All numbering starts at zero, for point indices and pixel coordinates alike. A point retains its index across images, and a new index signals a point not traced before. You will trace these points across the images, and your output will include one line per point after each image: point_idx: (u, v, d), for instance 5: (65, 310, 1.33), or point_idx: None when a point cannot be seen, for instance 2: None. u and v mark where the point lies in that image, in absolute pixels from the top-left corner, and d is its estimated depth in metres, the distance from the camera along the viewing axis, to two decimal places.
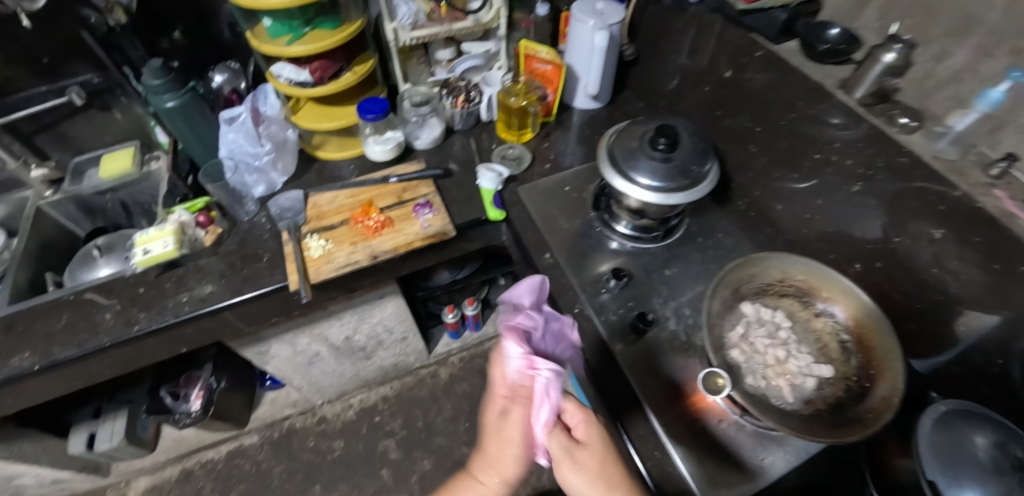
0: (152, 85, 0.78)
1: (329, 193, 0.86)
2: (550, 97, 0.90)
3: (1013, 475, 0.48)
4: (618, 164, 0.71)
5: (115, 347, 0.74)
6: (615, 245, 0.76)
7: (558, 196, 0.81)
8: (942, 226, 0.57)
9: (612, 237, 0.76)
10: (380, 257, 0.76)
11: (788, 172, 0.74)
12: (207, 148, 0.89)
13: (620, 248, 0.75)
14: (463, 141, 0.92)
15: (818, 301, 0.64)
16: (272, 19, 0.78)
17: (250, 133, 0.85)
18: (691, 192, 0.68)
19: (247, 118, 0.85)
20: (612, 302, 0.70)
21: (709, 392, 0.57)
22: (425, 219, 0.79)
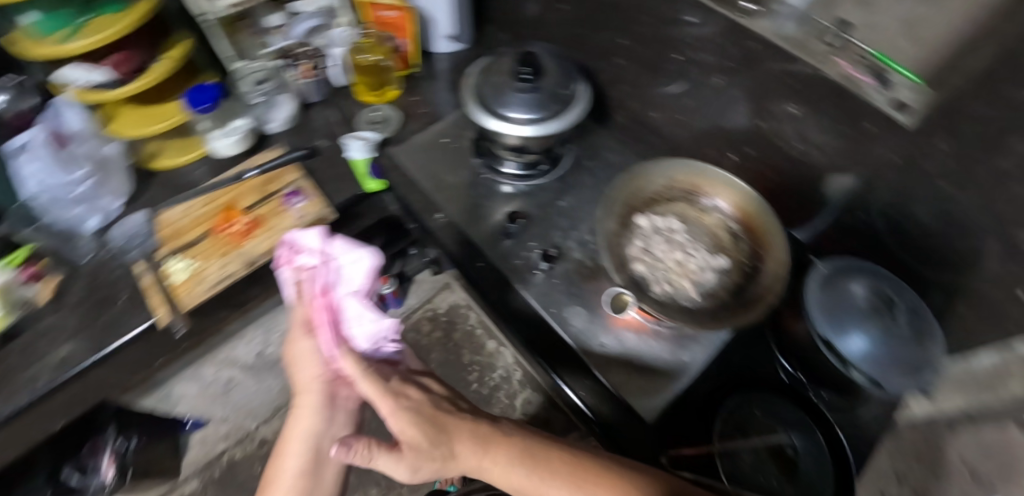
0: None
1: (180, 206, 0.74)
2: (405, 47, 0.83)
3: (886, 314, 0.55)
4: (489, 105, 0.66)
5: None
6: (510, 189, 0.74)
7: (437, 151, 0.77)
8: (798, 102, 0.61)
9: (503, 182, 0.74)
10: (258, 262, 0.69)
11: (657, 78, 0.74)
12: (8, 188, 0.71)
13: (514, 191, 0.74)
14: (325, 112, 0.83)
15: (703, 198, 0.65)
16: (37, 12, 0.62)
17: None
18: (567, 117, 0.65)
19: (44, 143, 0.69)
20: (516, 246, 0.68)
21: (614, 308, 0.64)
22: (299, 209, 0.71)
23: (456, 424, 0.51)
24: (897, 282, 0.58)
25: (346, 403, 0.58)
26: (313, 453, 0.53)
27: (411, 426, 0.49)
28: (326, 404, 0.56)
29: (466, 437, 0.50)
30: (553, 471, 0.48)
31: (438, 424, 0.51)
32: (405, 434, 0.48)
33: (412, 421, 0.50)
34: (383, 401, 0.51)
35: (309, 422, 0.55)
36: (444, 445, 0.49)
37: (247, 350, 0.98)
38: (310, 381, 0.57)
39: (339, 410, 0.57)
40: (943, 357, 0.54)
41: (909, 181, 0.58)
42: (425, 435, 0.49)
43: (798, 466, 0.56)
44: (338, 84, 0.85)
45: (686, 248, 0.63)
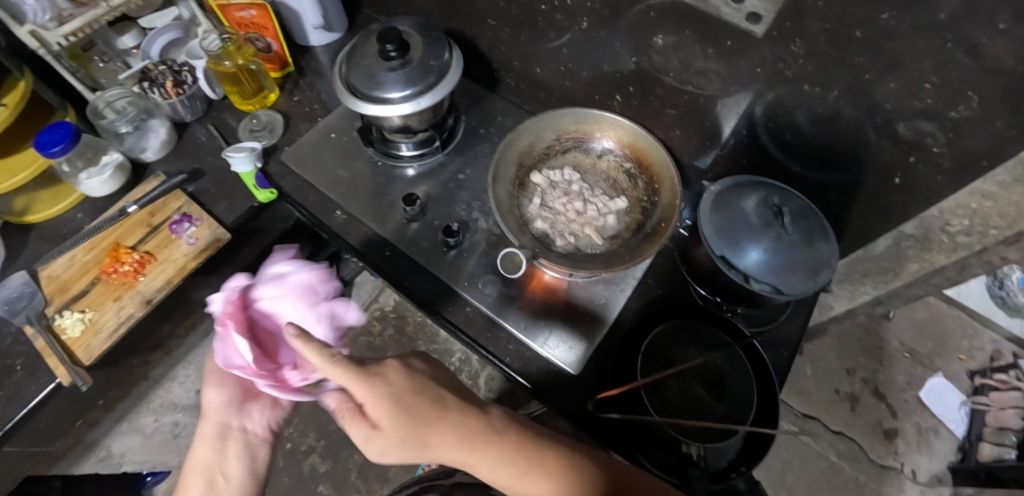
0: None
1: (63, 257, 0.69)
2: (274, 46, 0.79)
3: (776, 222, 0.56)
4: (361, 91, 0.64)
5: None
6: (414, 170, 0.73)
7: (328, 148, 0.75)
8: (662, 31, 0.61)
9: (404, 166, 0.73)
10: (155, 298, 0.65)
11: (532, 33, 0.72)
12: None
13: (417, 173, 0.73)
14: (205, 129, 0.79)
15: (595, 143, 0.66)
16: None
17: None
18: (443, 87, 0.64)
19: None
20: (421, 228, 0.68)
21: (509, 270, 0.64)
22: (190, 234, 0.68)
23: (446, 411, 0.43)
24: (784, 189, 0.59)
25: (242, 437, 0.47)
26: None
27: (393, 416, 0.40)
28: (221, 439, 0.46)
29: (451, 435, 0.42)
30: (534, 477, 0.40)
31: (420, 416, 0.41)
32: (379, 415, 0.40)
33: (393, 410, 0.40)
34: (357, 386, 0.41)
35: (202, 452, 0.45)
36: (428, 435, 0.41)
37: (186, 391, 0.94)
38: (210, 408, 0.48)
39: (234, 446, 0.46)
40: (835, 255, 0.56)
41: (783, 89, 0.59)
42: (406, 430, 0.40)
43: (724, 384, 0.59)
44: (213, 98, 0.81)
45: (585, 196, 0.63)
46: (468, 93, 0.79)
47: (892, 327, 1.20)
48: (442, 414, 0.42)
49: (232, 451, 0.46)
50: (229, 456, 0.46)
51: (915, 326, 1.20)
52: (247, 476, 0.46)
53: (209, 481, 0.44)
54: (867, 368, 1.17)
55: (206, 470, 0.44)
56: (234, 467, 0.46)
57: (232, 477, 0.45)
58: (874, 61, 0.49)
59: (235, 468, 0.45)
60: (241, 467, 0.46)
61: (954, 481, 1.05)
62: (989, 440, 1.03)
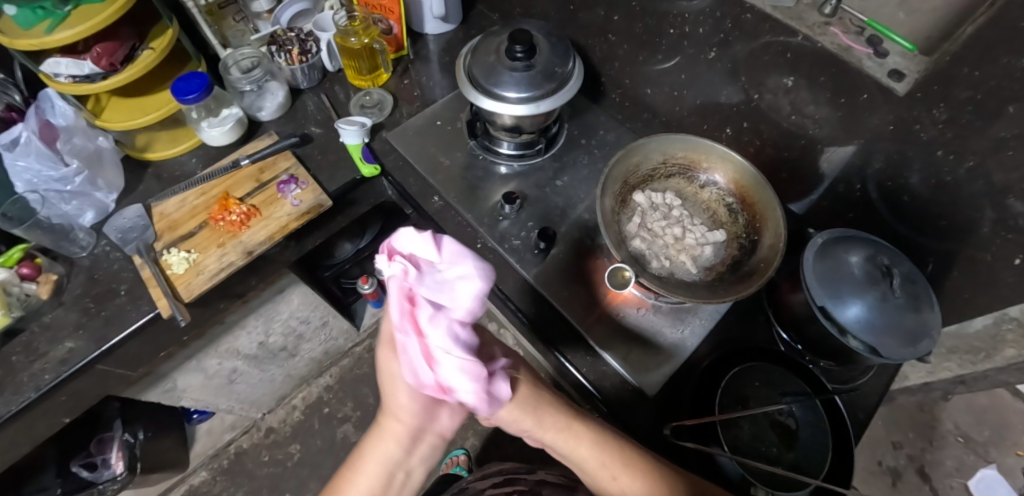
0: None
1: (175, 198, 0.73)
2: (395, 29, 0.82)
3: (883, 281, 0.55)
4: (481, 86, 0.66)
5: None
6: (506, 169, 0.75)
7: (431, 134, 0.77)
8: (791, 74, 0.61)
9: (499, 162, 0.75)
10: (256, 250, 0.68)
11: (649, 54, 0.73)
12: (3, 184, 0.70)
13: (509, 172, 0.74)
14: (316, 98, 0.83)
15: (701, 173, 0.65)
16: (14, 5, 0.58)
17: (49, 152, 0.67)
18: (561, 94, 0.66)
19: (33, 136, 0.67)
20: (513, 226, 0.69)
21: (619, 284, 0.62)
22: (295, 196, 0.71)
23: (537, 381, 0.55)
24: (893, 248, 0.58)
25: (432, 438, 0.52)
26: (385, 480, 0.50)
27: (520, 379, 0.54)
28: (412, 440, 0.50)
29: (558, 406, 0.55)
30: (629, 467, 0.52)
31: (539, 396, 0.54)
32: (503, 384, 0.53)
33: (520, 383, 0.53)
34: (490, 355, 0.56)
35: (391, 448, 0.50)
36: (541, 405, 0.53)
37: (250, 342, 0.92)
38: (406, 411, 0.49)
39: (421, 446, 0.51)
40: (939, 326, 0.55)
41: (908, 149, 0.58)
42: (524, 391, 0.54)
43: (798, 435, 0.57)
44: (328, 70, 0.84)
45: (683, 224, 0.64)
46: (573, 101, 0.80)
47: None
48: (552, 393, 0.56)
49: (420, 448, 0.52)
50: (412, 454, 0.52)
51: None
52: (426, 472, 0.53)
53: (392, 473, 0.50)
54: None
55: (389, 464, 0.50)
56: (416, 464, 0.52)
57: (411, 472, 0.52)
58: (1017, 138, 0.48)
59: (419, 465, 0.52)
60: (423, 465, 0.53)
61: None
62: None
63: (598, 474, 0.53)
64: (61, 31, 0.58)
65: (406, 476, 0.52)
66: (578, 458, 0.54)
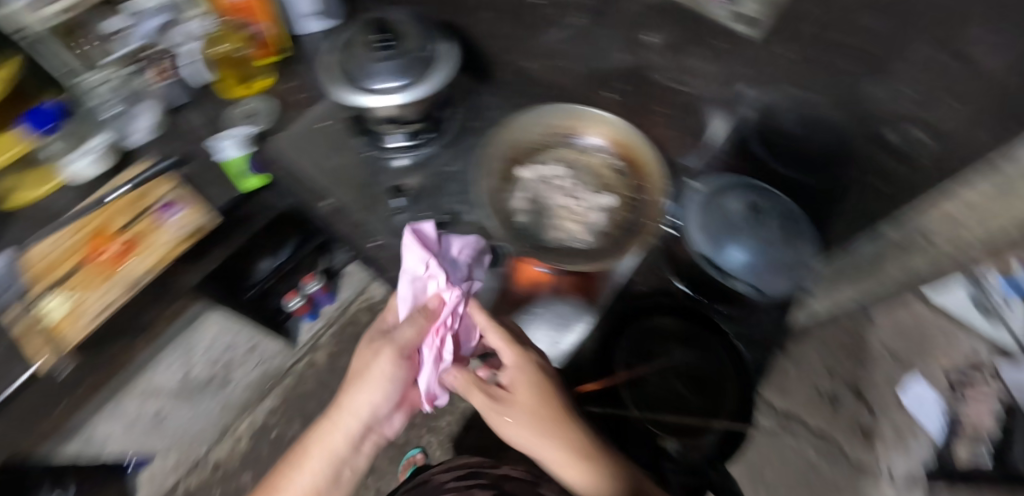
0: None
1: (50, 238, 0.67)
2: (264, 32, 0.79)
3: (759, 222, 0.57)
4: (353, 80, 0.64)
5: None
6: (404, 161, 0.73)
7: (318, 136, 0.75)
8: (653, 28, 0.61)
9: (392, 156, 0.73)
10: (141, 282, 0.65)
11: (523, 27, 0.72)
12: None
13: (412, 163, 0.73)
14: (192, 115, 0.78)
15: (588, 139, 0.66)
16: None
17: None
18: (433, 80, 0.63)
19: None
20: (410, 218, 0.68)
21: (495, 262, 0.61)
22: (177, 219, 0.68)
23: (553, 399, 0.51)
24: (767, 188, 0.60)
25: (376, 435, 0.56)
26: (331, 475, 0.52)
27: (529, 394, 0.50)
28: (362, 437, 0.54)
29: (568, 432, 0.50)
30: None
31: (547, 416, 0.50)
32: (512, 390, 0.51)
33: (528, 399, 0.50)
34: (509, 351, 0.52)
35: (337, 446, 0.52)
36: (552, 432, 0.50)
37: None
38: (355, 411, 0.52)
39: (366, 444, 0.55)
40: (813, 256, 0.57)
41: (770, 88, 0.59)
42: (535, 407, 0.50)
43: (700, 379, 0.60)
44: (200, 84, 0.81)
45: (572, 193, 0.64)
46: (463, 84, 0.79)
47: (874, 329, 1.24)
48: (567, 413, 0.51)
49: (367, 446, 0.55)
50: (358, 452, 0.54)
51: (898, 330, 1.24)
52: (367, 466, 0.56)
53: (340, 470, 0.53)
54: (848, 369, 1.21)
55: (335, 460, 0.52)
56: (358, 461, 0.55)
57: (355, 469, 0.54)
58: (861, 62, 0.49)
59: (363, 461, 0.55)
60: (364, 460, 0.55)
61: (929, 481, 1.09)
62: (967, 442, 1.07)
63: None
64: None
65: (349, 477, 0.54)
66: (570, 479, 0.50)
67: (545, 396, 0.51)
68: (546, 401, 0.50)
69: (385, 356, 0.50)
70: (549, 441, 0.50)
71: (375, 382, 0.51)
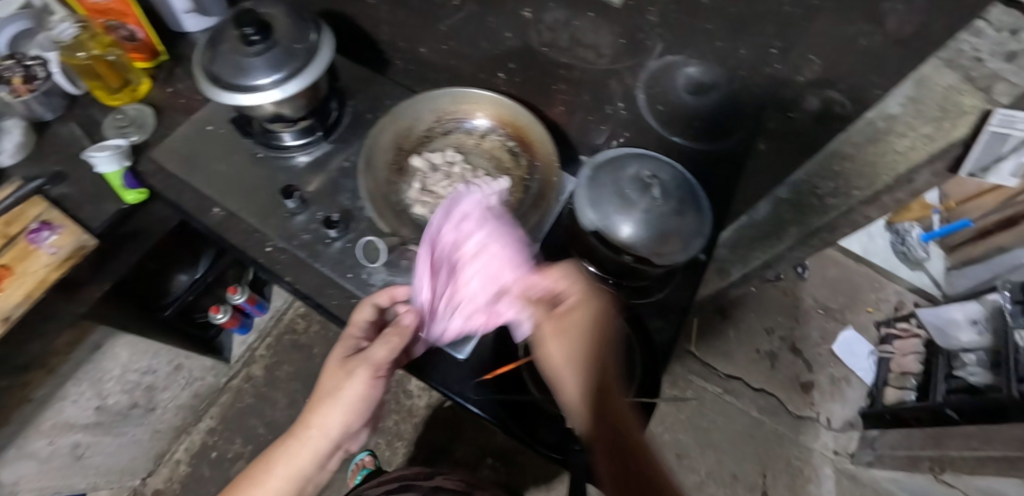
0: None
1: None
2: (140, 34, 0.73)
3: (647, 194, 0.56)
4: (222, 81, 0.60)
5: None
6: (305, 158, 0.70)
7: (203, 140, 0.70)
8: (525, 4, 0.59)
9: (285, 155, 0.70)
10: (13, 315, 0.59)
11: (405, 10, 0.69)
12: None
13: (310, 158, 0.70)
14: (61, 128, 0.72)
15: (478, 123, 0.64)
16: None
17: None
18: (311, 72, 0.61)
19: None
20: (303, 219, 0.65)
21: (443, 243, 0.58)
22: (50, 243, 0.62)
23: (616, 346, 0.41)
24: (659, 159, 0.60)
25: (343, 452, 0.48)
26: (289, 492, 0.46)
27: (579, 328, 0.40)
28: (327, 456, 0.46)
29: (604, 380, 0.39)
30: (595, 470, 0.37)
31: (586, 353, 0.39)
32: (571, 310, 0.42)
33: (574, 336, 0.40)
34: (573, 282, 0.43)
35: (301, 468, 0.45)
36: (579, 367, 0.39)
37: (83, 410, 0.84)
38: (328, 429, 0.44)
39: (331, 462, 0.47)
40: (704, 227, 0.57)
41: (645, 60, 0.58)
42: (575, 334, 0.40)
43: None
44: (74, 94, 0.74)
45: (467, 177, 0.62)
46: (355, 75, 0.75)
47: (806, 286, 1.29)
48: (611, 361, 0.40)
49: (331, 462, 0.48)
50: (321, 469, 0.47)
51: (829, 283, 1.29)
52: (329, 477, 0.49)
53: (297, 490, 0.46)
54: (785, 326, 1.25)
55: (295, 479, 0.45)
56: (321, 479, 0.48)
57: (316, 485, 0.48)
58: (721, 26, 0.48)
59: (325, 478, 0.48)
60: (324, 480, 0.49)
61: (863, 424, 1.15)
62: (893, 385, 1.13)
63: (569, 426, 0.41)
64: None
65: (310, 490, 0.48)
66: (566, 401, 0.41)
67: (600, 334, 0.40)
68: (590, 337, 0.40)
69: (362, 378, 0.44)
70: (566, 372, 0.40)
71: (349, 400, 0.44)
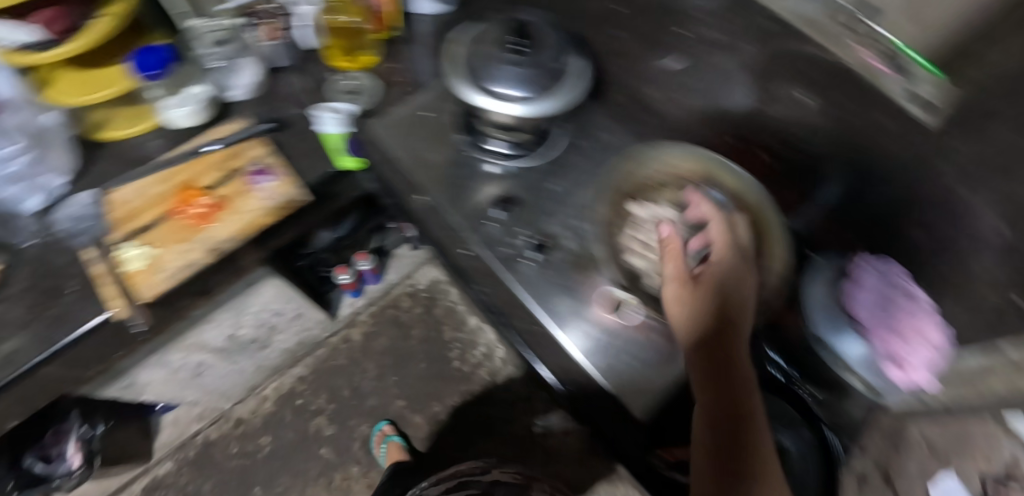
0: None
1: (133, 184, 0.66)
2: (379, 7, 0.75)
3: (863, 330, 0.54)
4: (477, 78, 0.61)
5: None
6: (497, 169, 0.70)
7: (420, 125, 0.70)
8: (806, 87, 0.56)
9: (486, 161, 0.70)
10: (224, 248, 0.62)
11: (652, 48, 0.70)
12: None
13: (505, 173, 0.70)
14: (291, 78, 0.76)
15: (699, 184, 0.63)
16: None
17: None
18: (561, 97, 0.60)
19: None
20: (505, 232, 0.65)
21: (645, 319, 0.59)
22: (268, 188, 0.65)
23: (746, 319, 0.48)
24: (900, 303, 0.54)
25: None
26: None
27: (706, 293, 0.48)
28: None
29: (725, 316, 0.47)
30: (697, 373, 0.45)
31: (714, 291, 0.49)
32: (711, 272, 0.50)
33: (680, 301, 0.49)
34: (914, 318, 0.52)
35: None
36: (721, 293, 0.48)
37: None
38: None
39: None
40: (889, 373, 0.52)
41: None
42: (696, 295, 0.49)
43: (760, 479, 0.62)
44: (306, 48, 0.78)
45: None
46: None
47: None
48: (733, 309, 0.48)
49: None
50: None
51: None
52: None
53: None
54: None
55: None
56: None
57: None
58: None
59: None
60: None
61: None
62: None
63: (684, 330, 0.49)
64: None
65: None
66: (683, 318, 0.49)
67: (724, 285, 0.49)
68: (735, 281, 0.49)
69: None
70: (698, 304, 0.48)
71: None
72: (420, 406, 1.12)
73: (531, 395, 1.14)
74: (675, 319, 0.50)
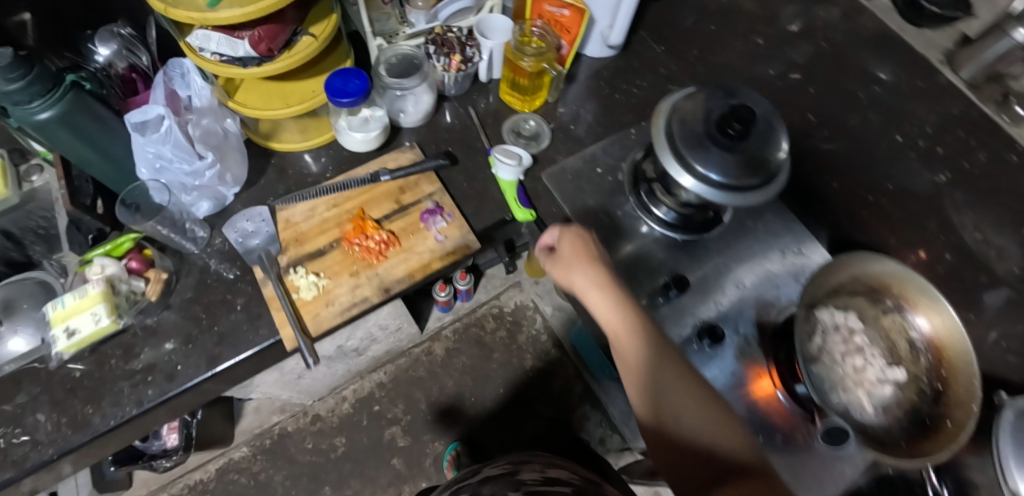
0: (7, 91, 0.46)
1: (304, 205, 0.65)
2: (564, 49, 0.74)
3: None
4: (679, 150, 0.60)
5: (36, 471, 0.55)
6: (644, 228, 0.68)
7: (591, 182, 0.69)
8: None
9: (643, 220, 0.67)
10: (393, 288, 0.62)
11: (828, 133, 0.71)
12: (121, 168, 0.60)
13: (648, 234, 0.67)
14: (458, 111, 0.76)
15: (888, 298, 0.62)
16: None
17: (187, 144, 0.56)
18: (760, 192, 0.59)
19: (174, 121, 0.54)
20: (671, 311, 0.64)
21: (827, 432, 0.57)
22: (439, 230, 0.65)
23: (602, 262, 0.53)
24: None
25: None
26: None
27: (569, 242, 0.54)
28: None
29: (592, 277, 0.51)
30: (616, 329, 0.48)
31: (577, 253, 0.53)
32: (567, 239, 0.55)
33: (575, 252, 0.54)
34: None
35: None
36: (574, 265, 0.53)
37: (332, 346, 0.88)
38: None
39: None
40: None
41: None
42: (574, 250, 0.54)
43: None
44: (482, 79, 0.77)
45: (863, 353, 0.62)
46: None
47: None
48: (587, 262, 0.53)
49: None
50: None
51: None
52: None
53: None
54: None
55: None
56: None
57: None
58: None
59: None
60: None
61: None
62: None
63: (587, 300, 0.52)
64: (228, 9, 0.49)
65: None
66: (580, 289, 0.52)
67: (587, 241, 0.54)
68: (585, 251, 0.53)
69: None
70: (574, 280, 0.53)
71: None
72: (493, 431, 1.13)
73: (604, 436, 1.14)
74: (575, 284, 0.53)
